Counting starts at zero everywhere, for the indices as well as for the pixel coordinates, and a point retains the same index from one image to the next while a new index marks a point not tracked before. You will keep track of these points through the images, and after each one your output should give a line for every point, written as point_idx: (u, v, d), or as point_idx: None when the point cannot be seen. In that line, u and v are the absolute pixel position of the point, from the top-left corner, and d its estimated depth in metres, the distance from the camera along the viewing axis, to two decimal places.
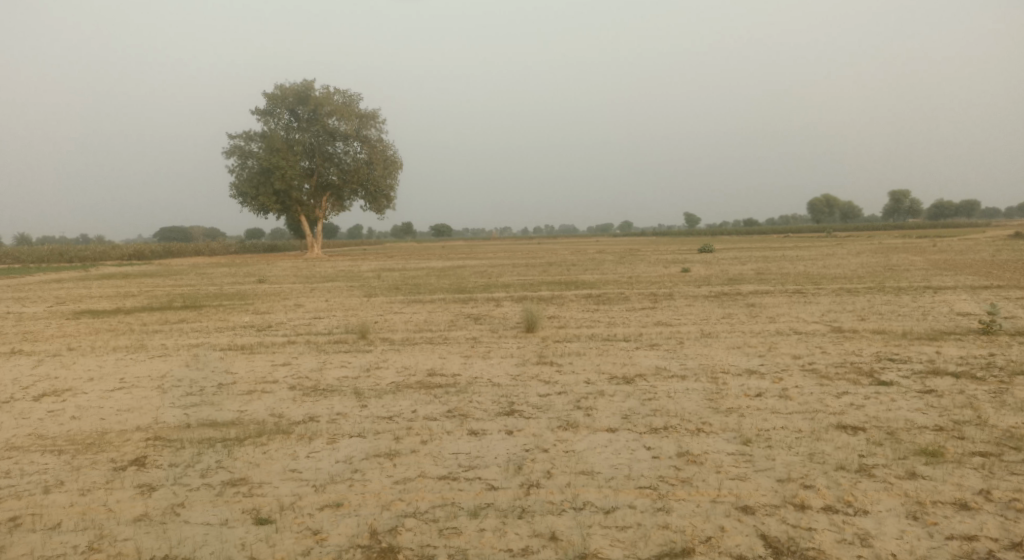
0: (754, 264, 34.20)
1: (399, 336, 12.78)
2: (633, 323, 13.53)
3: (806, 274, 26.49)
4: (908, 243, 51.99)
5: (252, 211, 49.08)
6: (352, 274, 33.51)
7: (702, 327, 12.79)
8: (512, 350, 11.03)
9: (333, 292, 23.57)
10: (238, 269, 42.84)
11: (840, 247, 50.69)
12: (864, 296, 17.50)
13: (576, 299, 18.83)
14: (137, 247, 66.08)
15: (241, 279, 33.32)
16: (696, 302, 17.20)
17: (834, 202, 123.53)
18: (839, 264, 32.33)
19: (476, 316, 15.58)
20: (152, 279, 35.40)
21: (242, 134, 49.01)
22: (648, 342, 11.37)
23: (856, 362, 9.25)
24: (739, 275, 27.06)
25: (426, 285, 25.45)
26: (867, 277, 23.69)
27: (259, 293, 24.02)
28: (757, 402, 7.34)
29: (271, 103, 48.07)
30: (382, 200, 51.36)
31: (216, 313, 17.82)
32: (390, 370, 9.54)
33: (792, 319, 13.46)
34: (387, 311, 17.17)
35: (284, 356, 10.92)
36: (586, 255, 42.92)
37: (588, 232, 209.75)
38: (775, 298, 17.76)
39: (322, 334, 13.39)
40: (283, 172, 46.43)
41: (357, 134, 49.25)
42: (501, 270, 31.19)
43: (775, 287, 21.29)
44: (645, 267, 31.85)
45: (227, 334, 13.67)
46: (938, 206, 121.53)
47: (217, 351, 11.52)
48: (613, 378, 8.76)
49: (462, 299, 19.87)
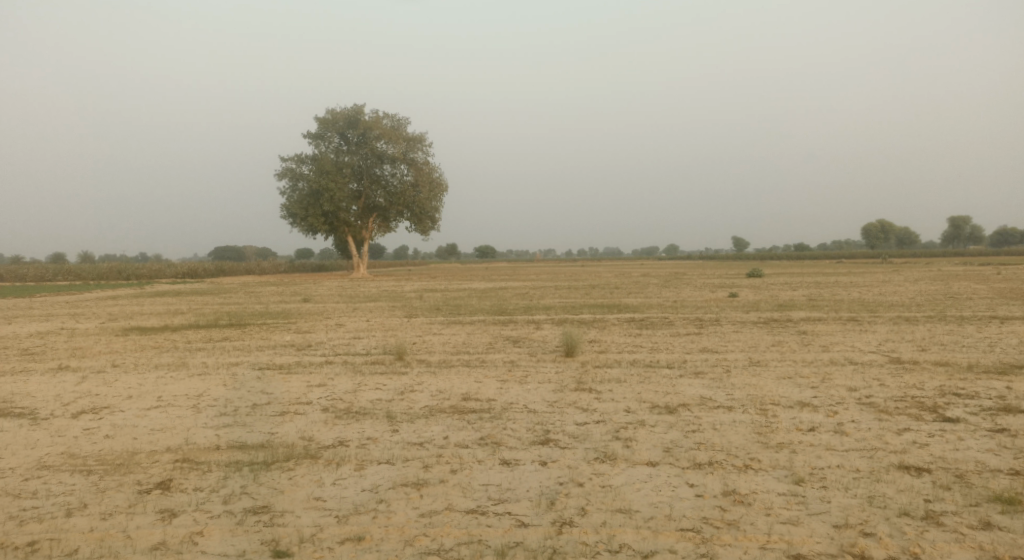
0: (806, 290, 33.20)
1: (437, 358, 12.60)
2: (676, 349, 13.09)
3: (860, 302, 25.53)
4: (969, 270, 49.96)
5: (301, 231, 49.93)
6: (395, 295, 33.72)
7: (750, 355, 12.27)
8: (551, 374, 10.72)
9: (375, 312, 23.64)
10: (286, 289, 43.55)
11: (897, 273, 48.99)
12: (923, 326, 16.67)
13: (619, 323, 18.42)
14: (189, 266, 67.89)
15: (287, 298, 33.80)
16: (743, 328, 16.62)
17: (889, 227, 120.10)
18: (895, 291, 31.16)
19: (517, 339, 15.31)
20: (202, 297, 36.18)
21: (293, 157, 50.11)
22: (693, 370, 10.93)
23: (918, 396, 8.67)
24: (790, 300, 26.22)
25: (467, 306, 25.32)
26: (926, 305, 22.68)
27: (302, 312, 24.21)
28: (810, 437, 6.88)
29: (321, 127, 49.08)
30: (427, 222, 51.76)
31: (258, 332, 17.99)
32: (425, 394, 9.34)
33: (846, 348, 12.84)
34: (427, 332, 17.04)
35: (320, 376, 10.82)
36: (631, 278, 42.34)
37: (634, 255, 208.23)
38: (828, 326, 17.06)
39: (360, 354, 13.29)
40: (332, 194, 47.19)
41: (404, 157, 49.88)
42: (543, 292, 30.93)
43: (828, 314, 20.50)
44: (691, 291, 31.21)
45: (267, 353, 13.68)
46: (1001, 233, 116.99)
47: (255, 371, 11.50)
48: (655, 407, 8.38)
49: (503, 321, 19.64)
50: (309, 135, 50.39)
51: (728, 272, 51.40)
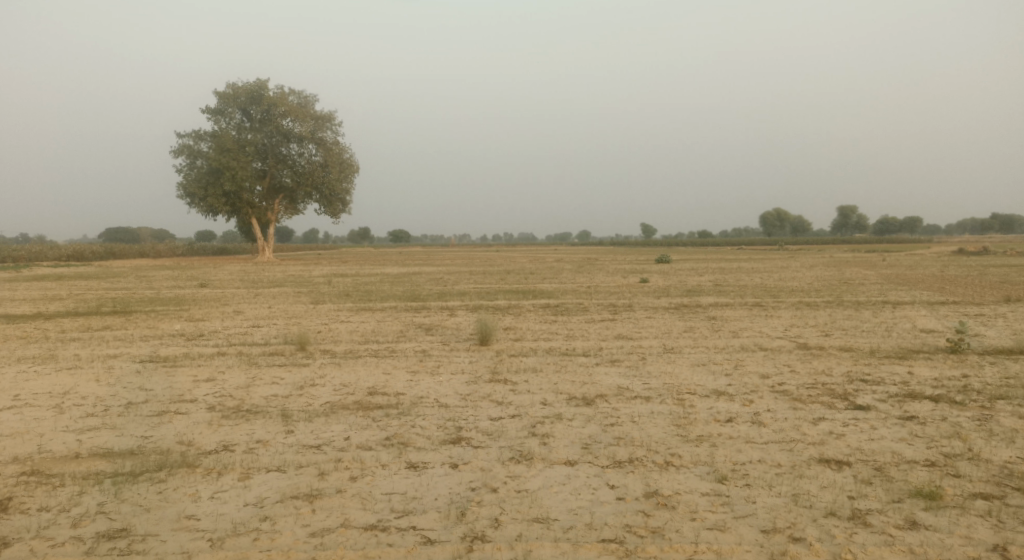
0: (712, 276, 34.10)
1: (342, 348, 11.83)
2: (591, 336, 12.85)
3: (764, 287, 26.33)
4: (859, 258, 53.02)
5: (200, 212, 47.18)
6: (301, 279, 32.26)
7: (664, 342, 12.15)
8: (463, 365, 10.21)
9: (278, 298, 22.44)
10: (182, 272, 41.08)
11: (795, 259, 51.28)
12: (825, 311, 17.17)
13: (533, 309, 18.09)
14: (76, 248, 63.19)
15: (183, 283, 31.84)
16: (656, 314, 16.63)
17: (786, 216, 126.30)
18: (795, 277, 32.43)
19: (429, 327, 14.70)
20: (86, 281, 33.68)
21: (192, 133, 47.20)
22: (608, 358, 10.69)
23: (828, 383, 8.67)
24: (698, 286, 26.76)
25: (377, 292, 24.44)
26: (825, 291, 23.55)
27: (198, 299, 22.66)
28: (729, 429, 6.66)
29: (222, 102, 46.37)
30: (337, 204, 50.06)
31: (146, 320, 16.60)
32: (326, 388, 8.63)
33: (756, 334, 12.94)
34: (333, 320, 16.16)
35: (210, 370, 9.89)
36: (545, 263, 42.41)
37: (547, 240, 210.06)
38: (736, 312, 17.32)
39: (257, 344, 12.35)
40: (234, 173, 44.77)
41: (312, 136, 47.93)
42: (457, 277, 30.36)
43: (735, 299, 20.92)
44: (604, 276, 31.34)
45: (153, 345, 12.52)
46: (885, 223, 125.15)
47: (135, 364, 10.44)
48: (572, 399, 8.01)
49: (414, 307, 18.94)
50: (209, 110, 47.53)
51: (637, 258, 52.28)
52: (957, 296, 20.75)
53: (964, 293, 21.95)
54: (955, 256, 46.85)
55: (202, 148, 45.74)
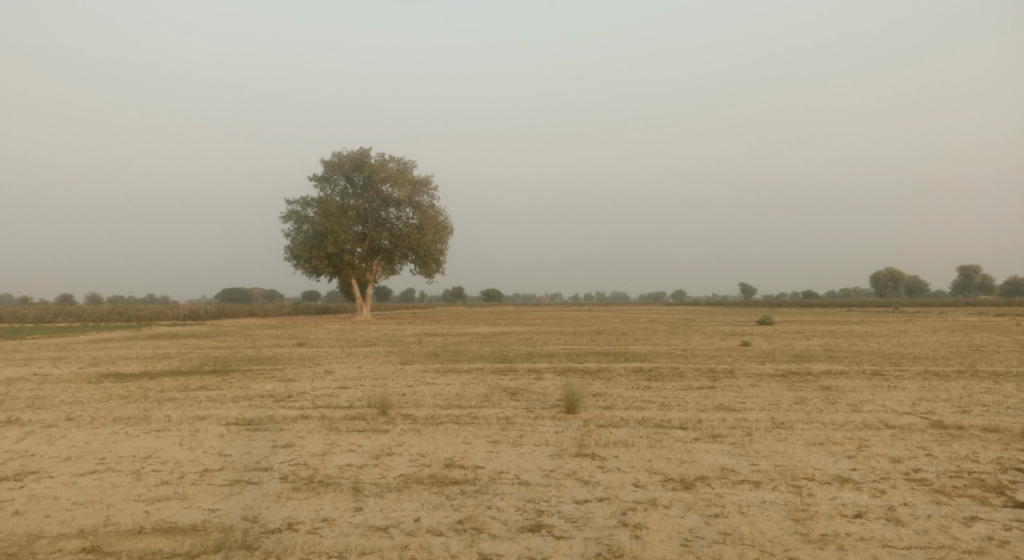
0: (820, 339, 31.90)
1: (423, 414, 11.37)
2: (689, 406, 11.84)
3: (879, 353, 24.22)
4: (986, 321, 48.71)
5: (304, 274, 49.06)
6: (394, 339, 32.55)
7: (772, 415, 10.99)
8: (548, 436, 9.50)
9: (369, 358, 22.49)
10: (284, 332, 42.48)
11: (911, 323, 47.56)
12: (956, 382, 15.36)
13: (625, 374, 17.16)
14: (191, 307, 66.97)
15: (283, 341, 32.77)
16: (760, 383, 15.34)
17: (898, 275, 118.92)
18: (914, 342, 29.84)
19: (515, 391, 14.09)
20: (195, 340, 35.35)
21: (299, 200, 49.63)
22: (709, 433, 9.70)
23: (975, 471, 7.42)
24: (805, 351, 24.96)
25: (466, 352, 24.10)
26: (952, 359, 21.35)
27: (292, 358, 22.98)
28: (858, 527, 5.65)
29: (328, 170, 48.64)
30: (432, 265, 50.96)
31: (240, 379, 16.81)
32: (402, 459, 8.14)
33: (877, 408, 11.57)
34: (419, 382, 15.82)
35: (289, 435, 9.62)
36: (639, 324, 41.23)
37: (642, 300, 206.50)
38: (851, 381, 15.78)
39: (340, 407, 12.09)
40: (337, 237, 46.48)
41: (410, 200, 49.39)
42: (547, 338, 29.71)
43: (849, 367, 19.21)
44: (701, 339, 29.84)
45: (240, 406, 12.48)
46: (1013, 284, 115.54)
47: (219, 427, 10.32)
48: (668, 481, 7.15)
49: (501, 370, 18.38)
50: (316, 177, 49.96)
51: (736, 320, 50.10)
52: None
53: None
54: None
55: (308, 213, 47.90)
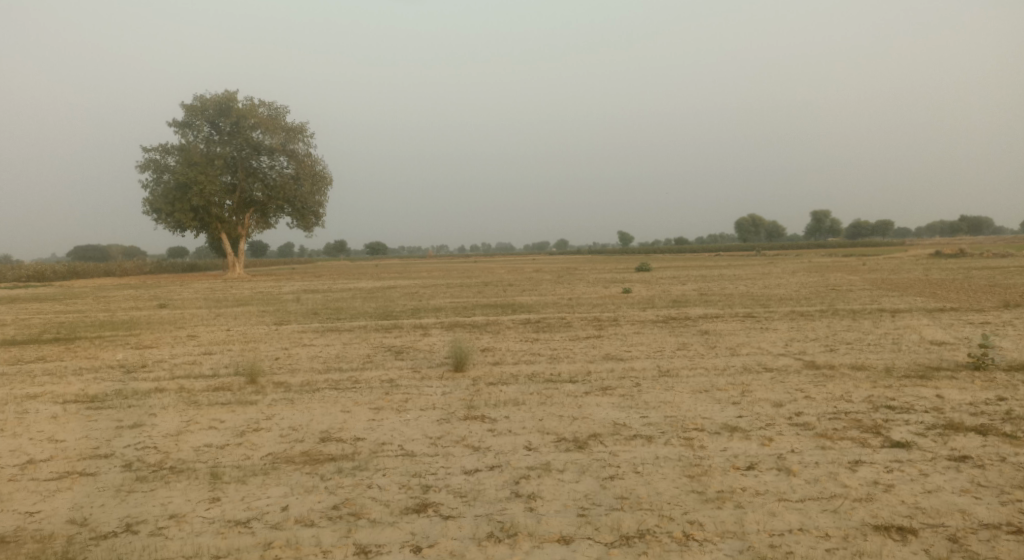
0: (694, 284, 33.17)
1: (297, 380, 10.49)
2: (578, 358, 11.65)
3: (751, 296, 25.36)
4: (838, 262, 52.72)
5: (167, 229, 45.36)
6: (269, 297, 30.79)
7: (659, 363, 10.97)
8: (434, 398, 8.95)
9: (241, 319, 21.00)
10: (145, 292, 39.31)
11: (775, 265, 50.52)
12: (822, 321, 16.15)
13: (512, 326, 16.87)
14: (37, 268, 60.83)
15: (142, 303, 30.17)
16: (645, 330, 15.48)
17: (760, 221, 126.63)
18: (780, 284, 31.62)
19: (399, 350, 13.41)
20: (40, 304, 31.95)
21: (158, 148, 45.55)
22: (599, 385, 9.48)
23: (853, 412, 7.57)
24: (683, 296, 25.73)
25: (347, 309, 23.04)
26: (816, 299, 22.63)
27: (153, 321, 21.08)
28: (753, 480, 5.52)
29: (189, 115, 44.71)
30: (310, 217, 48.58)
31: (89, 348, 15.10)
32: (270, 435, 7.33)
33: (756, 351, 11.84)
34: (295, 343, 14.79)
35: (139, 413, 8.52)
36: (523, 273, 41.32)
37: (525, 248, 209.14)
38: (728, 324, 16.26)
39: (203, 377, 10.97)
40: (202, 188, 43.14)
41: (283, 148, 46.50)
42: (432, 291, 29.03)
43: (725, 310, 19.86)
44: (584, 287, 30.15)
45: (85, 380, 11.07)
46: (858, 227, 125.89)
47: (54, 406, 9.02)
48: (561, 442, 6.79)
49: (385, 327, 17.60)
50: (176, 123, 45.94)
51: (615, 267, 51.44)
52: (951, 301, 19.91)
53: (958, 298, 21.13)
54: (934, 258, 46.60)
55: (168, 163, 44.08)
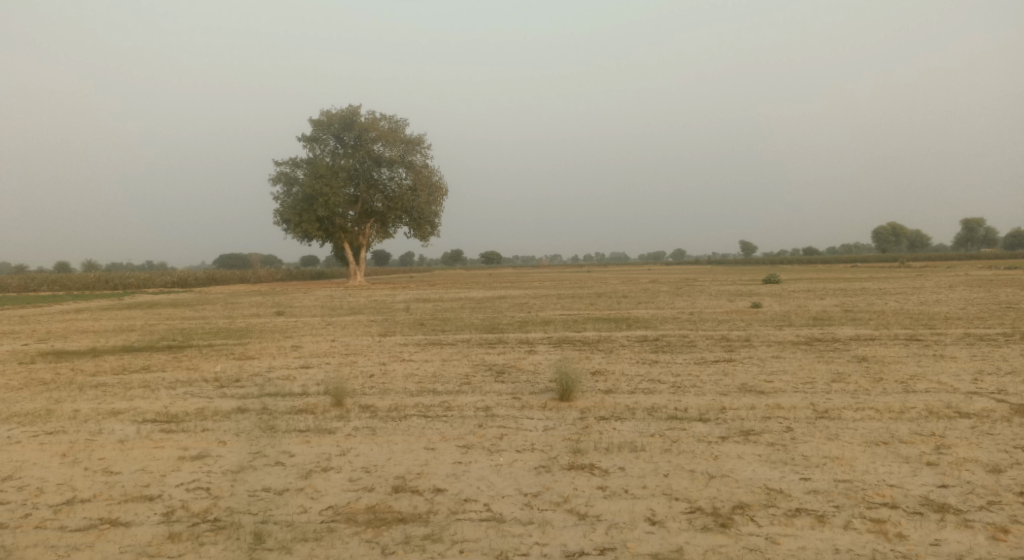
0: (832, 299, 30.00)
1: (384, 404, 9.34)
2: (708, 388, 9.82)
3: (905, 313, 22.26)
4: (1001, 275, 46.94)
5: (296, 238, 46.78)
6: (381, 306, 30.62)
7: (811, 400, 8.97)
8: (534, 436, 7.48)
9: (348, 329, 20.44)
10: (269, 300, 40.42)
11: (925, 278, 45.45)
12: (1010, 349, 13.39)
13: (629, 344, 15.11)
14: (180, 274, 64.76)
15: (263, 310, 30.77)
16: (785, 354, 13.27)
17: (902, 231, 116.91)
18: (937, 300, 27.89)
19: (501, 369, 12.04)
20: (172, 309, 33.35)
21: (287, 162, 47.23)
22: (738, 428, 7.68)
23: None
24: (823, 313, 23.00)
25: (454, 321, 22.02)
26: (989, 320, 19.36)
27: (264, 330, 20.94)
28: None
29: (316, 129, 45.99)
30: (427, 227, 48.67)
31: (193, 358, 14.76)
32: (336, 480, 6.14)
33: (936, 389, 9.58)
34: (393, 359, 13.82)
35: (206, 440, 7.59)
36: (641, 284, 39.37)
37: (641, 259, 204.60)
38: (888, 350, 13.74)
39: (288, 396, 10.06)
40: (327, 199, 44.17)
41: (402, 160, 46.94)
42: (544, 302, 27.71)
43: (878, 331, 17.19)
44: (707, 300, 27.69)
45: (172, 395, 10.43)
46: (1017, 236, 113.60)
47: (129, 426, 8.29)
48: (697, 514, 5.16)
49: (490, 341, 16.39)
50: (304, 138, 47.49)
51: (740, 278, 48.16)
52: None
53: None
54: None
55: (296, 175, 45.49)
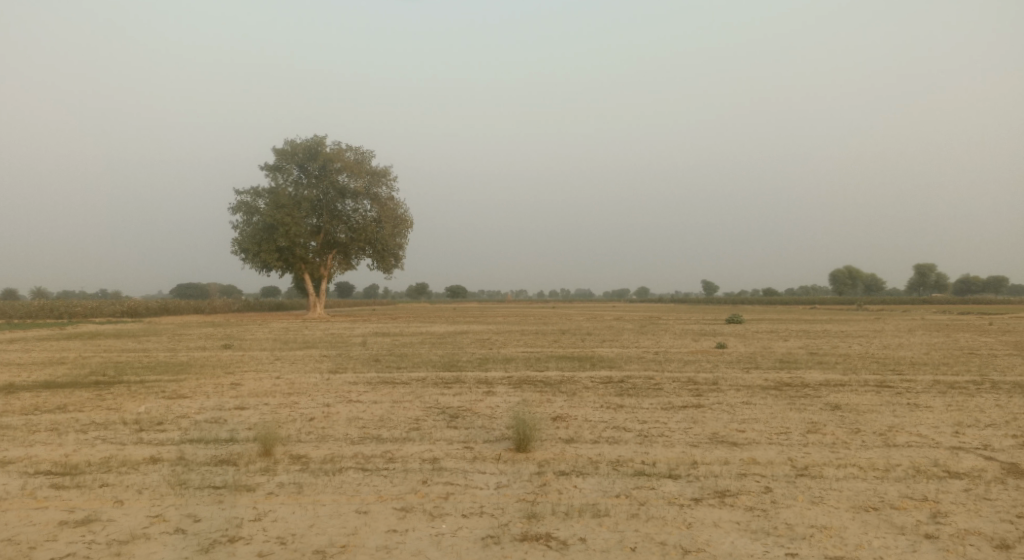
0: (796, 341, 29.66)
1: (319, 454, 8.33)
2: (677, 439, 9.02)
3: (871, 357, 21.91)
4: (958, 320, 47.44)
5: (254, 269, 45.28)
6: (337, 340, 29.40)
7: (788, 455, 8.24)
8: (484, 496, 6.59)
9: (297, 365, 19.24)
10: (220, 332, 38.71)
11: (884, 321, 45.71)
12: (984, 398, 12.93)
13: (592, 386, 14.28)
14: (131, 303, 62.15)
15: (211, 343, 29.25)
16: (756, 400, 12.60)
17: (858, 274, 119.27)
18: (902, 344, 27.76)
19: (455, 413, 11.11)
20: (115, 341, 31.62)
21: (249, 191, 45.99)
22: (712, 487, 6.90)
23: None
24: (790, 355, 22.57)
25: (411, 357, 20.96)
26: (955, 366, 19.07)
27: (207, 365, 19.58)
28: None
29: (279, 158, 44.93)
30: (390, 259, 47.60)
31: (119, 396, 13.48)
32: (244, 555, 5.18)
33: (918, 442, 8.96)
34: (339, 399, 12.78)
35: (103, 498, 6.54)
36: (605, 322, 38.82)
37: (605, 296, 205.45)
38: (861, 397, 13.13)
39: (212, 443, 8.98)
40: (287, 229, 42.93)
41: (367, 192, 46.05)
42: (506, 339, 26.80)
43: (847, 376, 16.67)
44: (673, 340, 27.11)
45: (80, 441, 9.24)
46: (966, 282, 116.76)
47: (15, 480, 7.16)
48: None
49: (446, 380, 15.43)
50: (267, 166, 46.31)
51: (703, 318, 48.06)
52: None
53: None
54: None
55: (257, 204, 44.22)
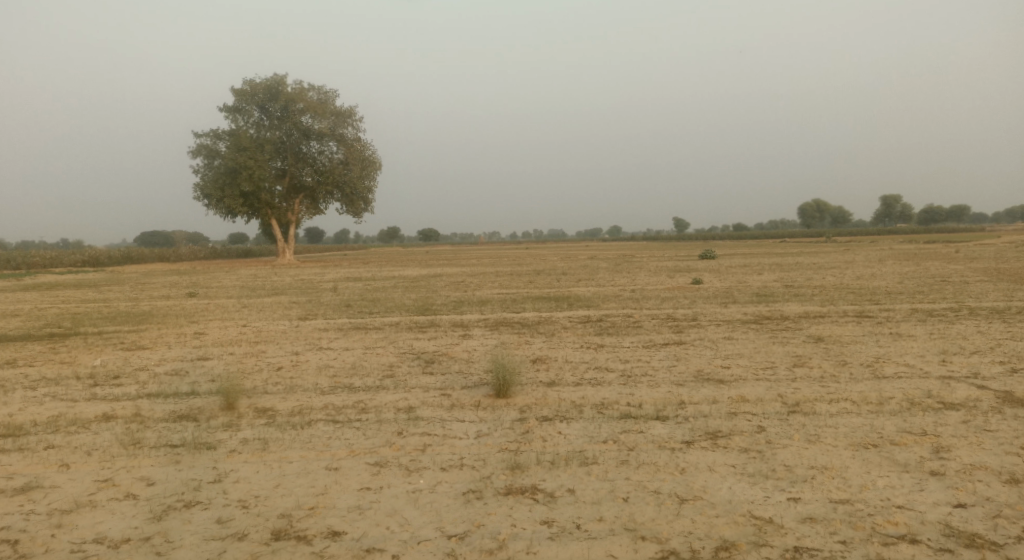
0: (770, 273, 29.68)
1: (286, 406, 7.82)
2: (662, 378, 8.67)
3: (845, 288, 21.87)
4: (923, 249, 48.04)
5: (219, 215, 43.90)
6: (306, 286, 28.65)
7: (778, 391, 7.93)
8: (463, 446, 6.17)
9: (264, 312, 18.56)
10: (185, 280, 37.70)
11: (853, 251, 46.03)
12: (964, 325, 12.82)
13: (571, 326, 13.91)
14: (92, 253, 60.27)
15: (175, 292, 28.33)
16: (737, 335, 12.33)
17: (826, 206, 120.25)
18: (874, 274, 27.90)
19: (430, 358, 10.66)
20: (75, 292, 30.54)
21: (208, 134, 44.16)
22: (703, 428, 6.56)
23: None
24: (765, 288, 22.48)
25: (383, 302, 20.40)
26: (930, 294, 19.07)
27: (170, 314, 18.83)
28: None
29: (238, 99, 43.01)
30: (360, 203, 46.43)
31: (74, 349, 12.75)
32: (202, 522, 4.72)
33: (907, 373, 8.73)
34: (308, 347, 12.25)
35: (48, 462, 6.00)
36: (579, 261, 38.52)
37: (577, 235, 205.53)
38: (843, 328, 12.95)
39: (172, 398, 8.42)
40: (251, 173, 41.45)
41: (332, 133, 44.47)
42: (480, 281, 26.32)
43: (825, 308, 16.54)
44: (648, 276, 26.89)
45: (27, 399, 8.61)
46: (931, 212, 118.59)
47: None
48: None
49: (420, 324, 14.93)
50: (226, 108, 44.44)
51: (675, 254, 47.98)
52: None
53: None
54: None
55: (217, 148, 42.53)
